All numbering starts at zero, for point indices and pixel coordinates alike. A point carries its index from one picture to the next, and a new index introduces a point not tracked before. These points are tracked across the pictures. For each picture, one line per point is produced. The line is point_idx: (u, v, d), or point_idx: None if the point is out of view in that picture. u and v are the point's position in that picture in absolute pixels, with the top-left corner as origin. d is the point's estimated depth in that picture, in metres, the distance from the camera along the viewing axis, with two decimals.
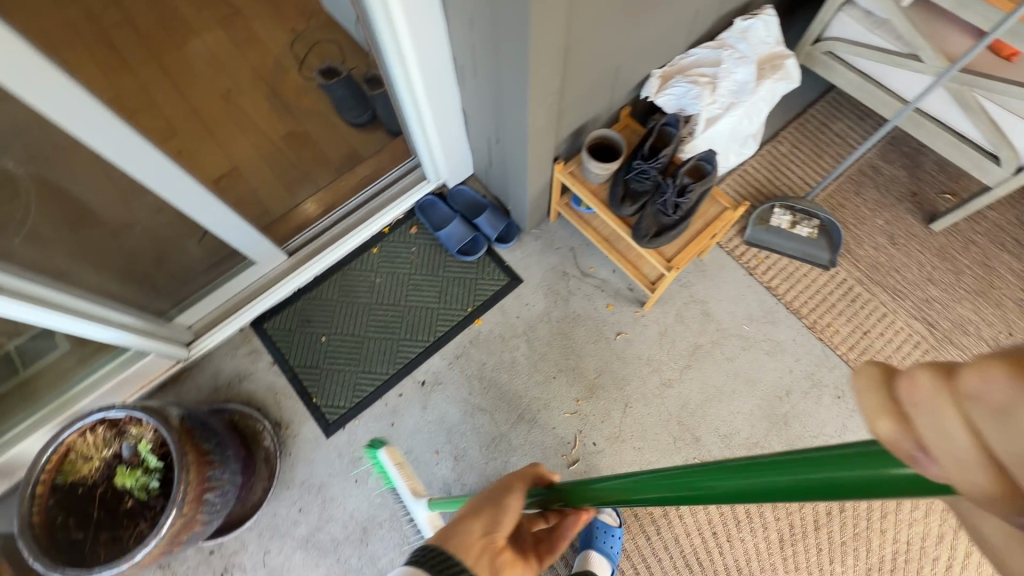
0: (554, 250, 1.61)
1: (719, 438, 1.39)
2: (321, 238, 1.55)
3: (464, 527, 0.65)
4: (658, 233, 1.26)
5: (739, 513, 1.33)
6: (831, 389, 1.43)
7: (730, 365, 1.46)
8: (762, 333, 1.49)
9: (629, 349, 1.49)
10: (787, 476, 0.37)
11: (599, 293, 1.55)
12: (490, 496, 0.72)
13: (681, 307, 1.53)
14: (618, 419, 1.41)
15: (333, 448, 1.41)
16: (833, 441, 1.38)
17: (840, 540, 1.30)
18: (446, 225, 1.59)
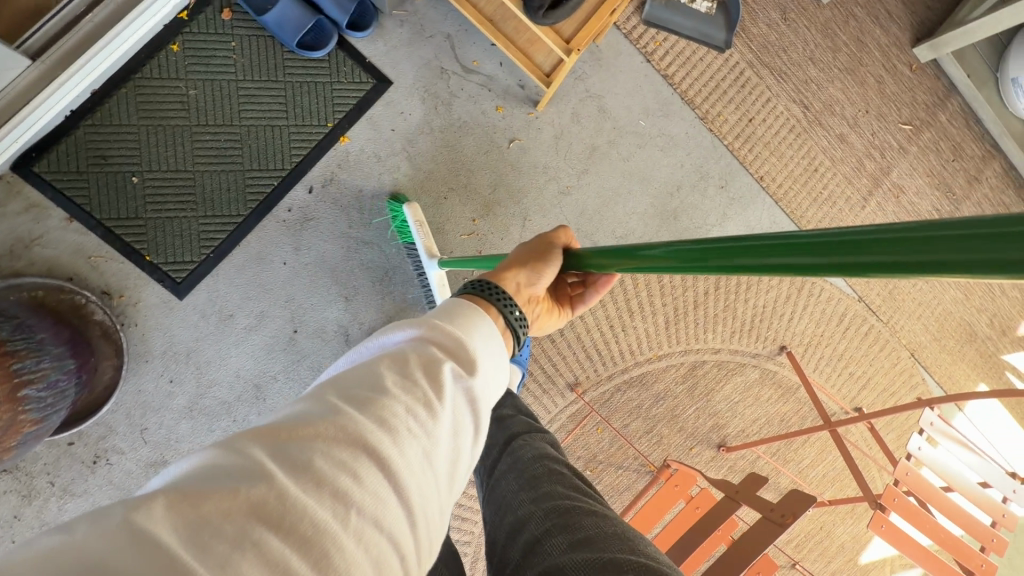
0: (424, 40, 1.28)
1: (616, 240, 1.40)
2: (80, 29, 1.03)
3: (502, 274, 0.67)
4: (553, 6, 1.02)
5: (632, 305, 1.42)
6: (716, 179, 1.46)
7: (626, 166, 1.40)
8: (657, 128, 1.42)
9: (524, 157, 1.34)
10: (890, 253, 0.41)
11: (485, 93, 1.32)
12: (534, 250, 0.72)
13: (576, 104, 1.37)
14: (518, 234, 1.33)
15: (192, 309, 1.19)
16: (714, 229, 1.46)
17: (714, 313, 1.48)
18: (273, 4, 1.17)
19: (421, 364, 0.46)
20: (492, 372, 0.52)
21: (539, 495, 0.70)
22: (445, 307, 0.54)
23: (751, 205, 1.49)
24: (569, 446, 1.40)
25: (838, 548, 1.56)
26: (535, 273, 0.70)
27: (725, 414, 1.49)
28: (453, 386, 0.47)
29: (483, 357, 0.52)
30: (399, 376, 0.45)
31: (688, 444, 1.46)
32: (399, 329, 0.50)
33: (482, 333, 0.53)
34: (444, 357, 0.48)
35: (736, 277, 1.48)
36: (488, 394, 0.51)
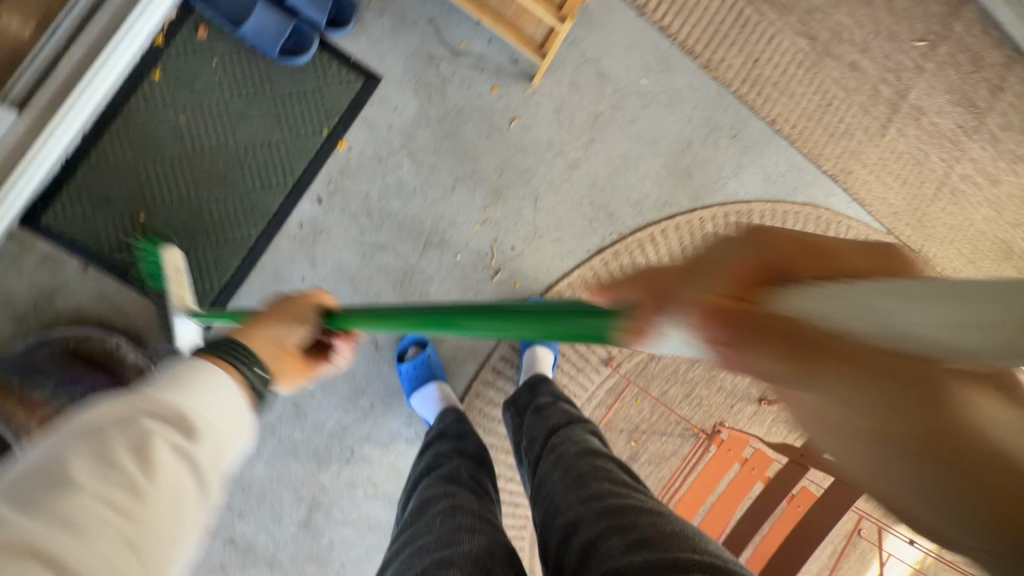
0: (408, 28, 1.23)
1: (631, 208, 1.36)
2: (60, 73, 0.99)
3: (256, 329, 0.69)
4: None
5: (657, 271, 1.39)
6: (727, 129, 1.40)
7: (633, 129, 1.35)
8: (660, 85, 1.36)
9: (527, 136, 1.30)
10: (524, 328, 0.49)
11: (479, 75, 1.27)
12: (285, 308, 0.74)
13: (573, 73, 1.32)
14: (531, 216, 1.30)
15: None
16: (731, 181, 1.41)
17: None
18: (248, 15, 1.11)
19: (127, 447, 0.42)
20: (229, 429, 0.50)
21: (589, 492, 0.70)
22: (168, 373, 0.51)
23: (766, 151, 1.43)
24: (611, 421, 1.39)
25: None
26: (280, 326, 0.71)
27: None
28: (174, 461, 0.44)
29: (210, 421, 0.48)
30: (83, 460, 0.41)
31: (730, 402, 1.45)
32: (69, 428, 0.43)
33: (202, 388, 0.50)
34: (159, 430, 0.44)
35: (759, 227, 1.44)
36: (225, 448, 0.48)
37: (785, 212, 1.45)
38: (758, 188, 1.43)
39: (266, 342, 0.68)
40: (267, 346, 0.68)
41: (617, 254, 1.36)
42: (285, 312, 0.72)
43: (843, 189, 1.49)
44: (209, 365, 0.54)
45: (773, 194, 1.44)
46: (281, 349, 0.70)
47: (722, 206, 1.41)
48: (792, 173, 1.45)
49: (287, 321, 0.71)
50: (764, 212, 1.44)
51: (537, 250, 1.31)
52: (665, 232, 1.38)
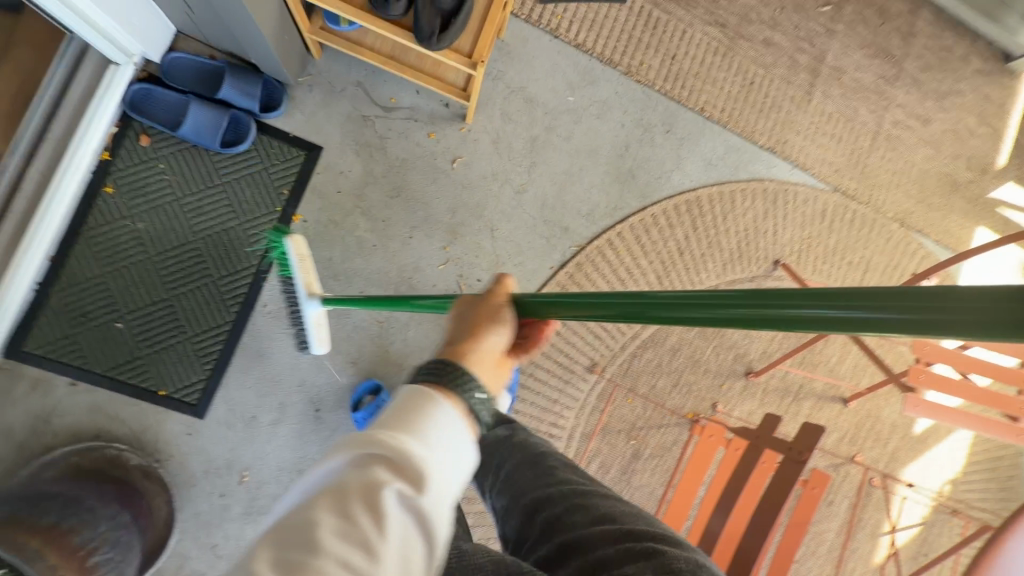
0: (338, 95, 1.29)
1: (585, 219, 1.41)
2: (16, 210, 1.08)
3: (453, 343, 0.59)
4: (444, 28, 1.02)
5: (622, 272, 1.43)
6: (660, 126, 1.46)
7: (570, 145, 1.41)
8: (588, 99, 1.42)
9: (471, 172, 1.35)
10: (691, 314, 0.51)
11: (414, 125, 1.32)
12: (467, 315, 0.62)
13: (503, 104, 1.37)
14: (490, 246, 1.35)
15: (216, 424, 1.22)
16: (674, 173, 1.47)
17: (704, 253, 1.49)
18: (185, 115, 1.18)
19: (361, 495, 0.43)
20: (453, 455, 0.49)
21: (558, 480, 0.75)
22: (395, 404, 0.51)
23: (702, 138, 1.49)
24: (609, 425, 1.42)
25: (889, 429, 1.60)
26: (495, 333, 0.60)
27: (745, 343, 1.50)
28: (402, 515, 0.44)
29: (439, 461, 0.48)
30: (328, 515, 0.42)
31: (718, 383, 1.49)
32: (345, 447, 0.47)
33: (432, 425, 0.49)
34: (389, 479, 0.45)
35: (711, 211, 1.49)
36: (450, 475, 0.48)
37: (732, 192, 1.50)
38: (701, 175, 1.48)
39: (480, 356, 0.58)
40: (487, 363, 0.59)
41: (581, 265, 1.40)
42: (479, 321, 0.61)
43: (783, 158, 1.54)
44: (432, 390, 0.52)
45: (716, 177, 1.49)
46: (495, 360, 0.60)
47: (671, 199, 1.46)
48: (731, 154, 1.51)
49: (496, 328, 0.61)
50: (712, 196, 1.49)
51: None
52: (621, 235, 1.42)
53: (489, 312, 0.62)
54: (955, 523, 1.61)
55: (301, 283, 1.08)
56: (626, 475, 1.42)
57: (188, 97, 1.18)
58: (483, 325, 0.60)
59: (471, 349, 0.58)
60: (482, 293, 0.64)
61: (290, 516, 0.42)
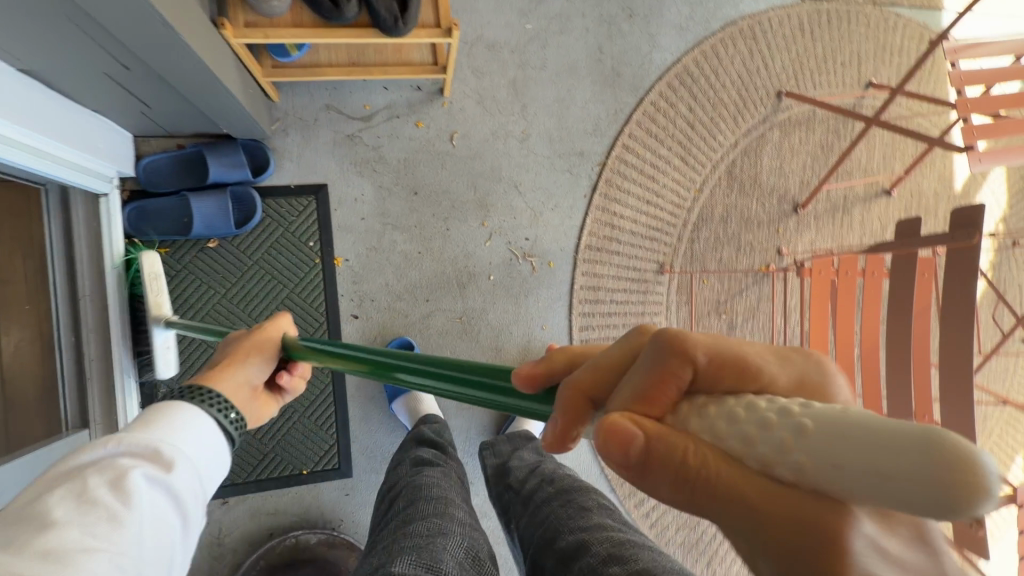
0: (316, 126, 1.23)
1: (593, 136, 1.39)
2: (93, 376, 1.05)
3: (231, 371, 0.71)
4: (404, 8, 0.96)
5: (647, 170, 1.43)
6: (622, 14, 1.41)
7: (548, 72, 1.37)
8: (545, 19, 1.36)
9: (472, 141, 1.32)
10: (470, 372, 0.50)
11: (399, 121, 1.28)
12: (252, 346, 0.75)
13: (469, 62, 1.32)
14: (522, 203, 1.34)
15: (366, 475, 1.24)
16: (654, 53, 1.44)
17: (711, 117, 1.48)
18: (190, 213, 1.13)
19: (107, 482, 0.46)
20: (205, 453, 0.57)
21: (589, 523, 0.77)
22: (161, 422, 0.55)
23: (664, 7, 1.45)
24: (698, 312, 1.46)
25: (934, 198, 1.66)
26: (566, 395, 0.42)
27: (781, 181, 1.53)
28: (148, 494, 0.47)
29: (182, 447, 0.54)
30: (87, 491, 0.45)
31: (774, 229, 1.52)
32: (98, 443, 0.49)
33: (183, 425, 0.57)
34: (136, 464, 0.49)
35: (701, 75, 1.47)
36: (205, 470, 0.56)
37: (712, 47, 1.48)
38: (678, 43, 1.45)
39: (577, 410, 0.38)
40: (571, 411, 0.41)
41: (608, 182, 1.40)
42: (521, 361, 0.47)
43: None
44: (183, 402, 0.60)
45: (692, 39, 1.46)
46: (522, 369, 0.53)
47: (661, 80, 1.44)
48: (697, 10, 1.47)
49: (380, 360, 0.64)
50: (696, 59, 1.47)
51: (547, 225, 1.36)
52: (630, 136, 1.42)
53: (342, 349, 0.65)
54: (1019, 254, 1.70)
55: (149, 303, 1.03)
56: None
57: (182, 195, 1.12)
58: (559, 390, 0.42)
59: (223, 374, 0.71)
60: (543, 357, 0.44)
61: (34, 501, 0.43)
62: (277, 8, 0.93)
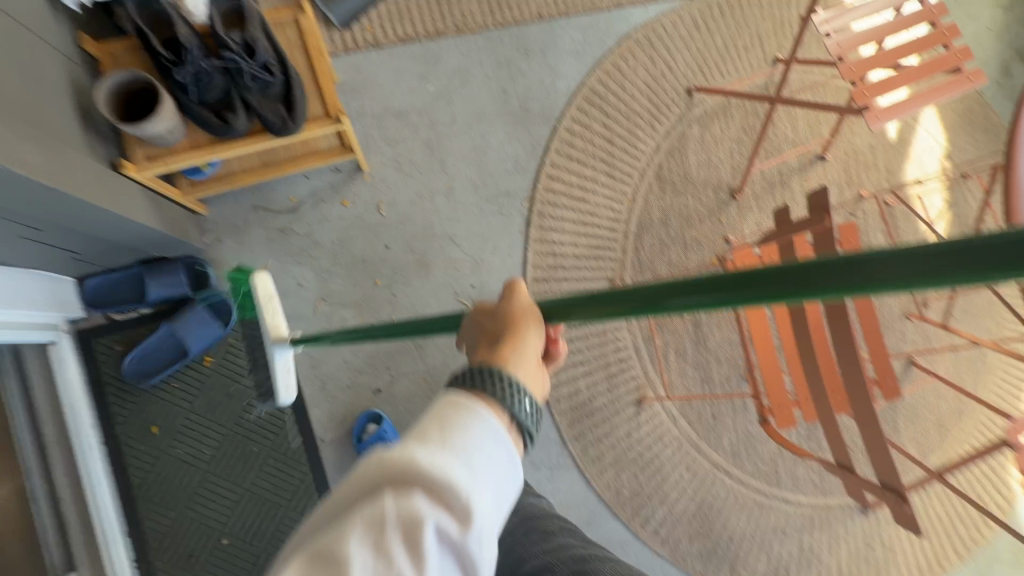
0: (248, 228, 1.29)
1: (516, 173, 1.43)
2: (70, 517, 1.10)
3: (511, 334, 0.59)
4: (290, 108, 1.02)
5: (576, 192, 1.46)
6: (517, 55, 1.47)
7: (459, 124, 1.42)
8: (445, 77, 1.42)
9: (399, 206, 1.36)
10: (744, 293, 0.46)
11: (325, 204, 1.33)
12: (515, 311, 0.62)
13: (381, 133, 1.38)
14: (460, 253, 1.37)
15: None
16: (557, 83, 1.49)
17: (627, 128, 1.52)
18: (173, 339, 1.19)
19: (398, 531, 0.41)
20: (495, 493, 0.46)
21: (552, 545, 0.78)
22: (455, 433, 0.47)
23: (556, 38, 1.50)
24: (660, 317, 1.46)
25: (871, 153, 1.66)
26: (534, 335, 0.61)
27: (712, 172, 1.55)
28: (439, 549, 0.42)
29: (474, 486, 0.44)
30: (376, 533, 0.41)
31: (716, 219, 1.53)
32: (411, 465, 0.43)
33: (474, 450, 0.46)
34: (430, 509, 0.42)
35: (608, 91, 1.51)
36: (490, 518, 0.45)
37: (612, 63, 1.52)
38: (578, 68, 1.50)
39: (525, 358, 0.58)
40: (530, 364, 0.58)
41: (541, 213, 1.43)
42: (518, 324, 0.61)
43: (633, 5, 1.56)
44: (470, 399, 0.51)
45: (591, 61, 1.51)
46: (539, 358, 0.61)
47: (569, 106, 1.48)
48: (589, 34, 1.52)
49: (533, 328, 0.61)
50: (600, 79, 1.51)
51: (490, 269, 1.39)
52: (553, 165, 1.45)
53: (526, 314, 0.62)
54: (972, 185, 1.69)
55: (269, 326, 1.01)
56: (701, 343, 1.47)
57: (127, 364, 1.17)
58: (522, 323, 0.61)
59: (508, 351, 0.57)
60: (508, 294, 0.64)
61: (315, 547, 0.41)
62: (174, 137, 0.98)
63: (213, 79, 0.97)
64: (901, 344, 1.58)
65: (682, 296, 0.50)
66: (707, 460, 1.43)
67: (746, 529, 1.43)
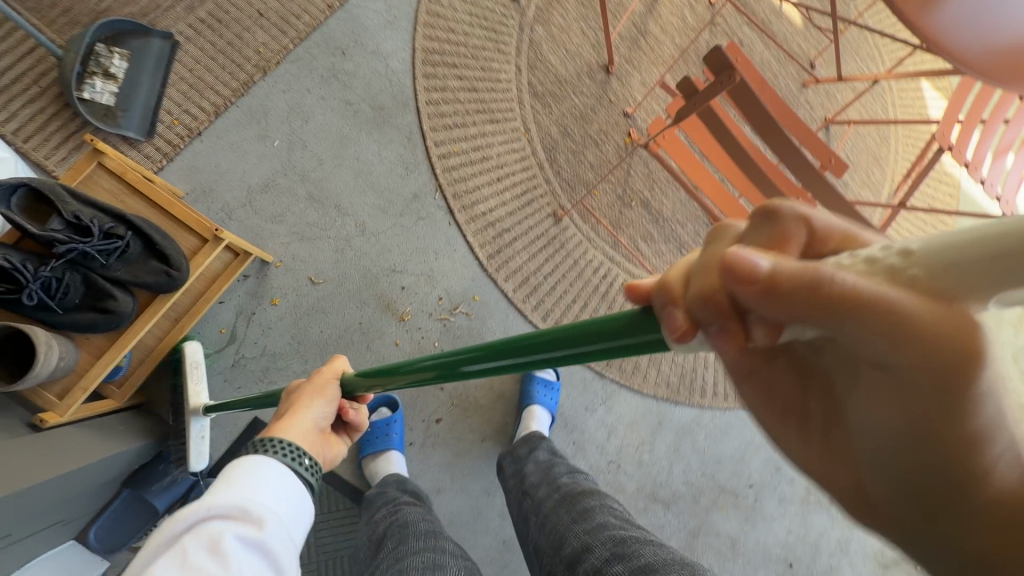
0: (203, 382, 1.18)
1: (411, 172, 1.35)
2: None
3: (301, 404, 0.74)
4: (165, 258, 0.91)
5: (475, 155, 1.39)
6: (337, 58, 1.34)
7: (328, 160, 1.31)
8: (283, 123, 1.29)
9: (327, 271, 1.27)
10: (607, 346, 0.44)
11: (258, 314, 1.23)
12: (317, 384, 0.77)
13: (262, 214, 1.26)
14: (410, 276, 1.32)
15: None
16: (391, 63, 1.38)
17: (481, 64, 1.43)
18: None
19: (210, 551, 0.48)
20: (288, 506, 0.58)
21: (591, 526, 0.84)
22: (239, 472, 0.58)
23: (361, 19, 1.37)
24: (613, 218, 1.47)
25: None
26: (318, 408, 0.74)
27: (578, 61, 1.50)
28: (247, 555, 0.50)
29: (264, 500, 0.56)
30: (179, 567, 0.47)
31: (607, 102, 1.51)
32: (191, 517, 0.51)
33: (255, 476, 0.57)
34: (230, 528, 0.51)
35: (442, 42, 1.41)
36: (285, 524, 0.56)
37: (428, 12, 1.41)
38: (401, 36, 1.39)
39: (298, 431, 0.70)
40: (308, 436, 0.71)
41: (456, 195, 1.37)
42: (303, 396, 0.75)
43: None
44: (259, 456, 0.60)
45: (407, 22, 1.40)
46: (320, 429, 0.74)
47: (416, 77, 1.38)
48: None
49: (320, 401, 0.75)
50: (426, 35, 1.40)
51: (446, 273, 1.34)
52: (438, 146, 1.37)
53: (316, 390, 0.76)
54: None
55: (189, 397, 1.04)
56: (659, 218, 1.50)
57: None
58: (310, 398, 0.75)
59: (285, 423, 0.70)
60: (317, 371, 0.79)
61: None
62: (68, 357, 0.85)
63: (66, 280, 0.84)
64: (812, 114, 1.66)
65: (490, 359, 0.54)
66: None
67: None
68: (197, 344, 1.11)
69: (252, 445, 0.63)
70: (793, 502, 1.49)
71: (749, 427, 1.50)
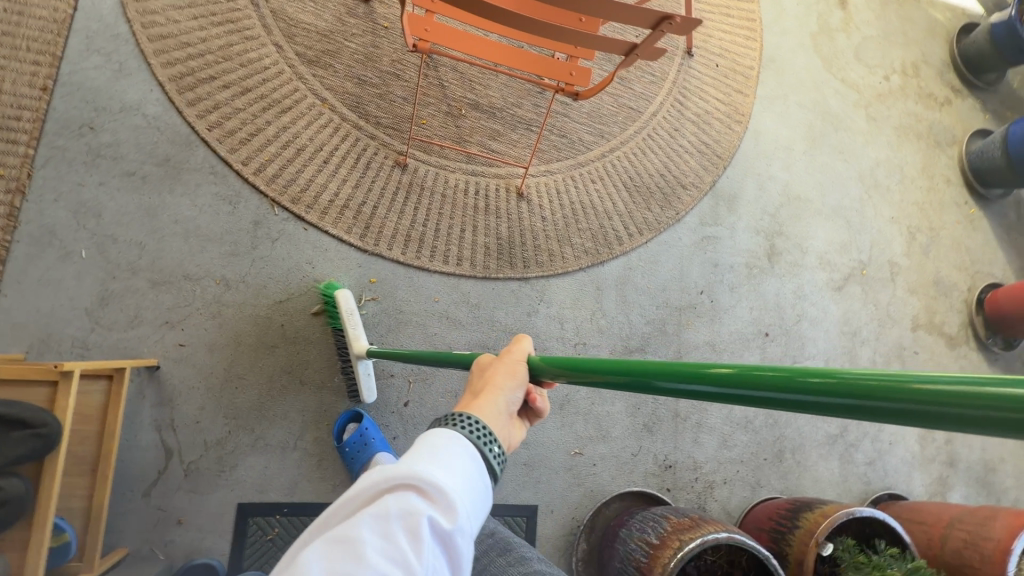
0: (170, 504, 1.14)
1: (238, 202, 1.26)
2: None
3: (487, 380, 0.65)
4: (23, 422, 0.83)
5: (290, 151, 1.30)
6: (88, 137, 1.20)
7: (149, 238, 1.20)
8: (78, 229, 1.17)
9: (217, 338, 1.21)
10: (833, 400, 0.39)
11: (179, 415, 1.17)
12: (505, 367, 0.66)
13: (118, 325, 1.16)
14: (300, 296, 1.26)
15: (538, 491, 1.36)
16: (147, 110, 1.24)
17: (238, 61, 1.31)
18: None
19: (404, 527, 0.44)
20: (476, 493, 0.51)
21: (526, 568, 0.82)
22: (435, 445, 0.52)
23: (86, 84, 1.22)
24: (453, 135, 1.43)
25: None
26: (510, 390, 0.64)
27: (331, 6, 1.39)
28: (433, 543, 0.45)
29: (457, 484, 0.49)
30: (381, 532, 0.44)
31: (382, 29, 1.42)
32: (397, 482, 0.47)
33: (451, 453, 0.52)
34: (427, 504, 0.46)
35: (185, 61, 1.28)
36: (474, 519, 0.49)
37: (151, 39, 1.27)
38: (139, 78, 1.25)
39: (494, 413, 0.60)
40: (501, 419, 0.61)
41: (296, 199, 1.29)
42: (494, 376, 0.65)
43: None
44: (452, 432, 0.55)
45: (136, 61, 1.25)
46: (510, 414, 0.63)
47: (181, 110, 1.26)
48: (99, 47, 1.24)
49: (511, 384, 0.64)
50: (164, 62, 1.27)
51: (331, 274, 1.29)
52: (247, 164, 1.27)
53: (507, 371, 0.65)
54: None
55: (354, 339, 1.17)
56: (494, 112, 1.47)
57: None
58: (496, 378, 0.64)
59: (482, 402, 0.61)
60: (498, 352, 0.69)
61: (327, 537, 0.44)
62: None
63: None
64: None
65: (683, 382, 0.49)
66: (592, 163, 1.54)
67: (657, 161, 1.60)
68: (348, 294, 1.21)
69: (443, 419, 0.57)
70: (741, 284, 1.61)
71: (673, 245, 1.56)
